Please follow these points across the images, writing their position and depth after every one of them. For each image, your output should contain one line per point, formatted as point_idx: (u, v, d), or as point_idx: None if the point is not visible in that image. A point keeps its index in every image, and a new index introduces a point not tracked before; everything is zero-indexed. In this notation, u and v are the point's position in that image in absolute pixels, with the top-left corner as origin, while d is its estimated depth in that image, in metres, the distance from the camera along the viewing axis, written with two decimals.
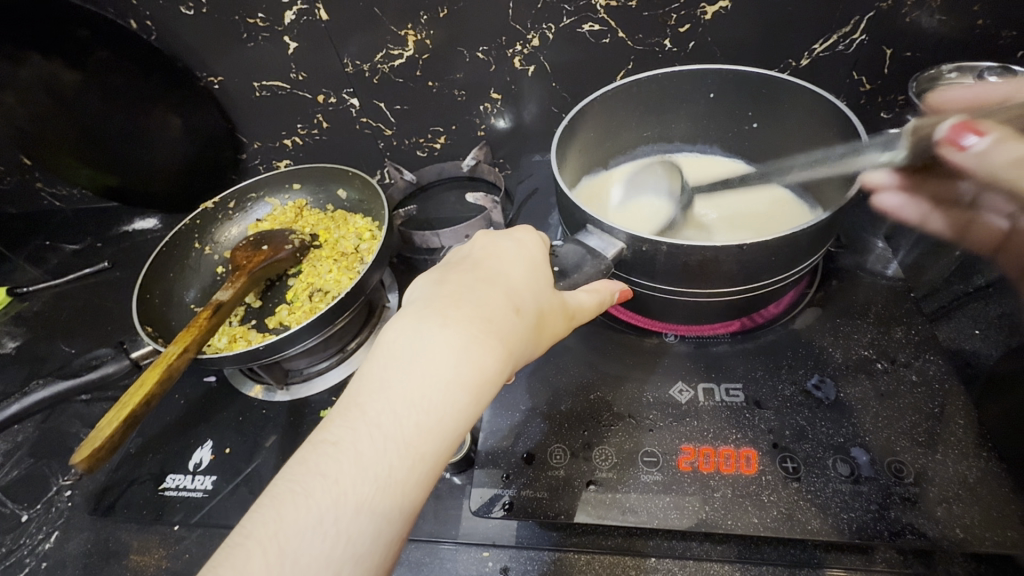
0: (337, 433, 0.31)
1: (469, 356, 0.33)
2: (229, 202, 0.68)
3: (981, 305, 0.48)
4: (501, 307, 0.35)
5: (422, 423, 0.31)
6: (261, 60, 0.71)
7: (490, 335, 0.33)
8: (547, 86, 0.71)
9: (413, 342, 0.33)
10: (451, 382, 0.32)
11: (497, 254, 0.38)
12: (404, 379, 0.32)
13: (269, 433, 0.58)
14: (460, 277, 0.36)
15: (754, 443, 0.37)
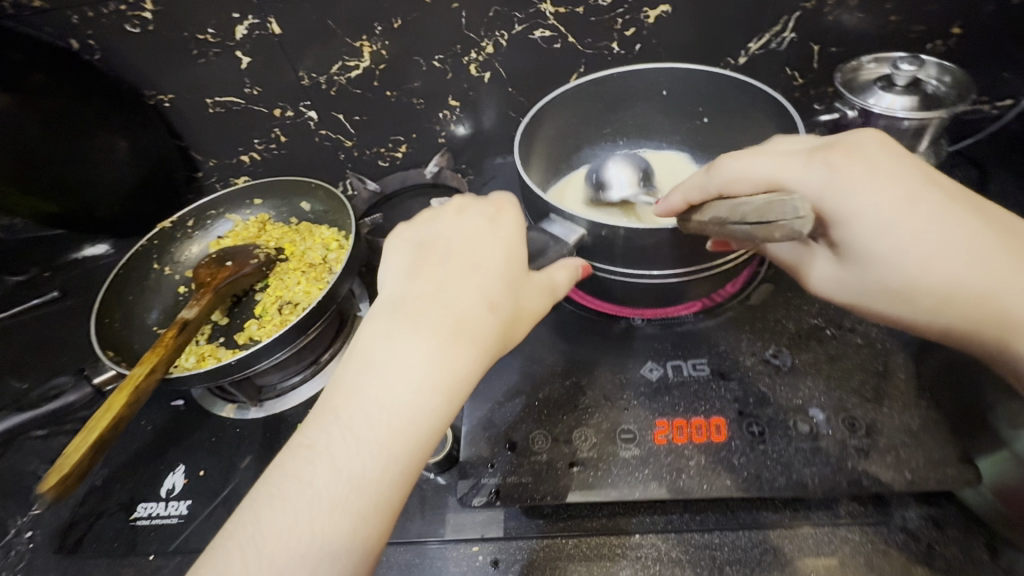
0: (313, 437, 0.32)
1: (441, 359, 0.33)
2: (188, 221, 0.67)
3: None
4: (472, 303, 0.35)
5: (397, 426, 0.32)
6: (213, 76, 0.71)
7: (458, 336, 0.34)
8: (504, 92, 0.73)
9: (386, 344, 0.34)
10: (425, 383, 0.33)
11: (465, 243, 0.39)
12: (377, 386, 0.33)
13: (245, 451, 0.57)
14: (433, 274, 0.37)
15: (722, 412, 0.39)
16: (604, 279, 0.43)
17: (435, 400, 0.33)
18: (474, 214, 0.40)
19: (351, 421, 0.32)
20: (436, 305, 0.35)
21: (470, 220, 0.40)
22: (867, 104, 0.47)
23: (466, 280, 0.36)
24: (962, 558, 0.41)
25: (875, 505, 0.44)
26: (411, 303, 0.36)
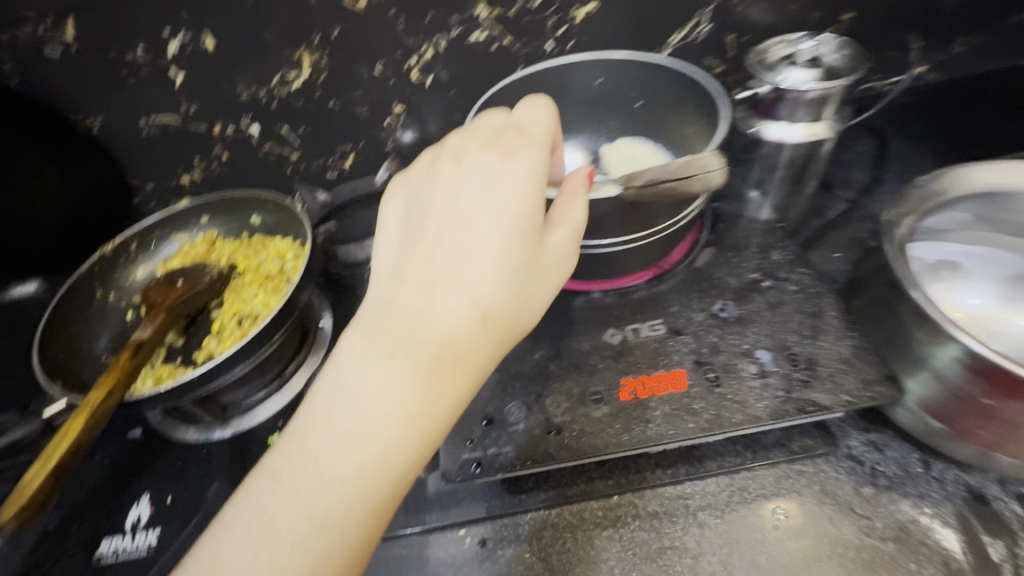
0: (282, 461, 0.33)
1: (416, 390, 0.33)
2: (131, 244, 0.64)
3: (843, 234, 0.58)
4: (453, 327, 0.35)
5: (376, 448, 0.32)
6: (146, 95, 0.69)
7: (441, 353, 0.34)
8: (447, 95, 0.75)
9: (361, 372, 0.34)
10: (398, 415, 0.33)
11: (457, 224, 0.37)
12: (348, 415, 0.33)
13: (214, 470, 0.55)
14: (410, 289, 0.36)
15: (681, 364, 0.42)
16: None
17: (418, 419, 0.33)
18: (476, 169, 0.39)
19: (332, 441, 0.33)
20: (420, 314, 0.35)
21: (467, 189, 0.38)
22: (779, 81, 0.52)
23: (454, 281, 0.35)
24: (901, 473, 0.46)
25: (824, 438, 0.48)
26: (398, 309, 0.36)
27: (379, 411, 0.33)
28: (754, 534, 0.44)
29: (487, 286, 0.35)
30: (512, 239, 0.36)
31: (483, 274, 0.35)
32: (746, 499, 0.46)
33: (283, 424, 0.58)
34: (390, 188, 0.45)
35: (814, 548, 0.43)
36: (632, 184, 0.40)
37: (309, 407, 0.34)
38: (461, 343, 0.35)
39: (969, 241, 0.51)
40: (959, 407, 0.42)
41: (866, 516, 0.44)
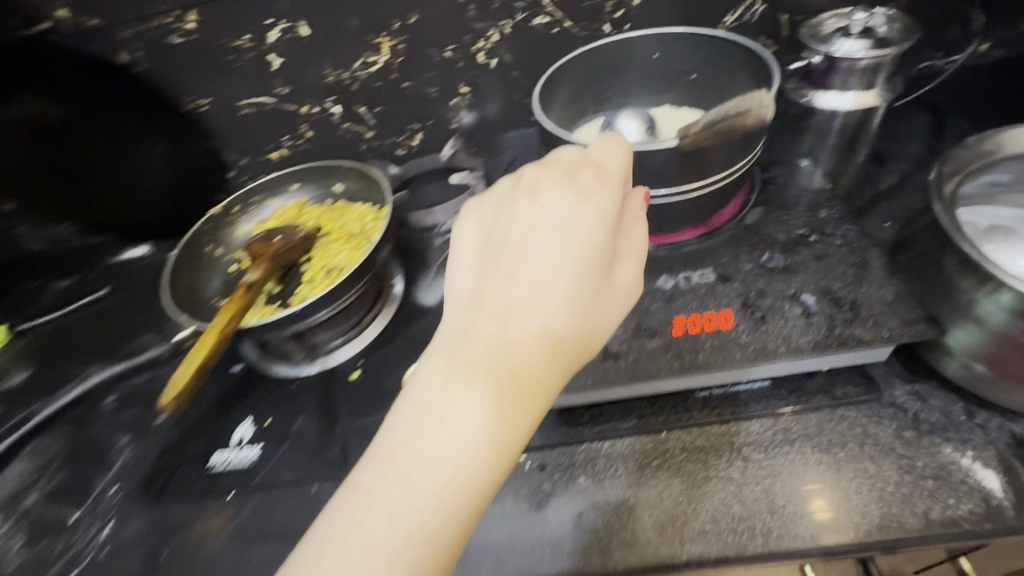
0: (371, 481, 0.33)
1: (499, 411, 0.34)
2: (235, 207, 0.74)
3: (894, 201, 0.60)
4: (533, 349, 0.35)
5: (457, 476, 0.32)
6: (248, 78, 0.79)
7: (522, 374, 0.34)
8: (509, 77, 0.81)
9: (448, 391, 0.34)
10: (484, 436, 0.33)
11: (531, 253, 0.36)
12: (435, 437, 0.33)
13: (305, 400, 0.63)
14: (491, 312, 0.36)
15: (729, 305, 0.46)
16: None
17: (499, 448, 0.33)
18: (546, 201, 0.38)
19: (415, 467, 0.33)
20: (495, 336, 0.35)
21: (542, 217, 0.37)
22: (831, 50, 0.54)
23: (532, 309, 0.35)
24: (943, 419, 0.48)
25: (866, 386, 0.51)
26: (472, 332, 0.35)
27: (458, 441, 0.33)
28: (795, 467, 0.48)
29: (561, 314, 0.35)
30: (588, 267, 0.36)
31: (558, 301, 0.35)
32: (789, 438, 0.50)
33: (362, 364, 0.66)
34: (465, 211, 0.42)
35: (853, 482, 0.46)
36: (689, 132, 0.43)
37: (386, 432, 0.34)
38: (538, 367, 0.35)
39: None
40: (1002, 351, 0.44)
41: (906, 456, 0.47)
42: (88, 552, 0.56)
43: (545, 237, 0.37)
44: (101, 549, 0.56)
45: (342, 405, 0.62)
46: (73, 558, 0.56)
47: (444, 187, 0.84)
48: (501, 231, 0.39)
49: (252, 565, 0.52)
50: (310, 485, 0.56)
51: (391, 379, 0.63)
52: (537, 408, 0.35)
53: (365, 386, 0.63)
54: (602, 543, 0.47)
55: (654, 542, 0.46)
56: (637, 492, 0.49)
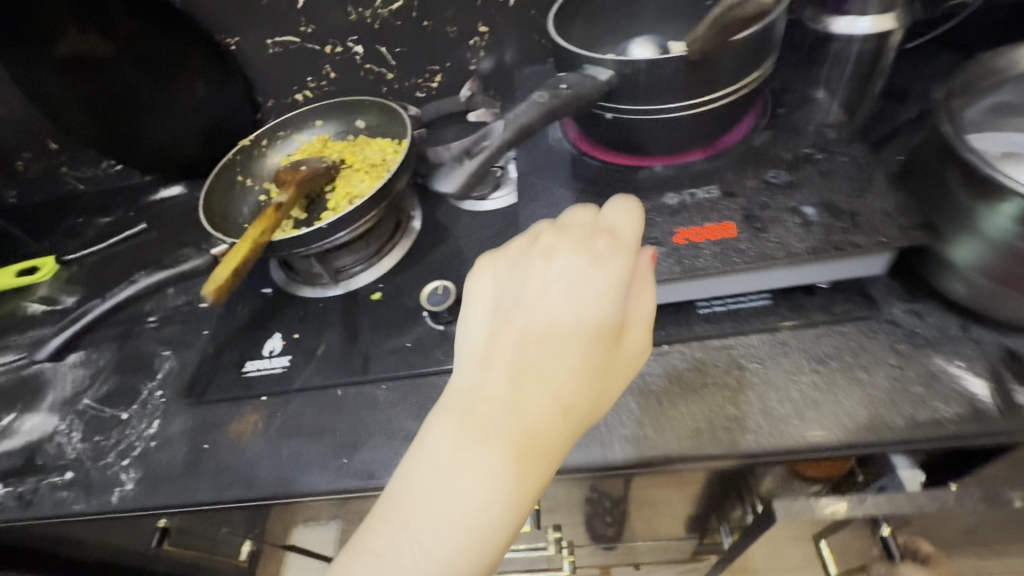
0: (379, 545, 0.35)
1: (509, 476, 0.36)
2: (262, 140, 0.78)
3: (910, 131, 0.60)
4: (543, 415, 0.37)
5: (468, 536, 0.35)
6: (275, 16, 0.81)
7: (533, 438, 0.36)
8: (528, 16, 0.82)
9: (459, 452, 0.36)
10: (494, 500, 0.35)
11: (543, 319, 0.38)
12: (445, 498, 0.35)
13: (330, 317, 0.68)
14: (503, 375, 0.38)
15: (731, 217, 0.48)
16: (628, 123, 0.52)
17: (511, 507, 0.36)
18: (559, 265, 0.40)
19: (427, 524, 0.35)
20: (508, 401, 0.37)
21: (555, 283, 0.39)
22: None
23: (542, 370, 0.37)
24: (939, 334, 0.50)
25: (866, 305, 0.53)
26: (485, 393, 0.38)
27: (469, 501, 0.35)
28: (789, 375, 0.50)
29: (571, 380, 0.37)
30: (600, 335, 0.38)
31: (568, 367, 0.37)
32: (785, 350, 0.52)
33: (383, 286, 0.70)
34: (478, 266, 0.45)
35: (844, 388, 0.49)
36: (697, 37, 0.44)
37: (402, 482, 0.37)
38: (548, 430, 0.37)
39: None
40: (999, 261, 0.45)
41: (899, 366, 0.49)
42: (138, 444, 0.63)
43: (558, 303, 0.39)
44: (150, 441, 0.62)
45: (364, 322, 0.66)
46: (125, 449, 0.63)
47: (461, 128, 0.86)
48: (516, 285, 0.41)
49: (284, 456, 0.57)
50: (336, 389, 0.61)
51: (410, 300, 0.67)
52: (545, 468, 0.37)
53: (385, 306, 0.67)
54: (603, 438, 0.50)
55: (651, 438, 0.49)
56: (638, 397, 0.52)
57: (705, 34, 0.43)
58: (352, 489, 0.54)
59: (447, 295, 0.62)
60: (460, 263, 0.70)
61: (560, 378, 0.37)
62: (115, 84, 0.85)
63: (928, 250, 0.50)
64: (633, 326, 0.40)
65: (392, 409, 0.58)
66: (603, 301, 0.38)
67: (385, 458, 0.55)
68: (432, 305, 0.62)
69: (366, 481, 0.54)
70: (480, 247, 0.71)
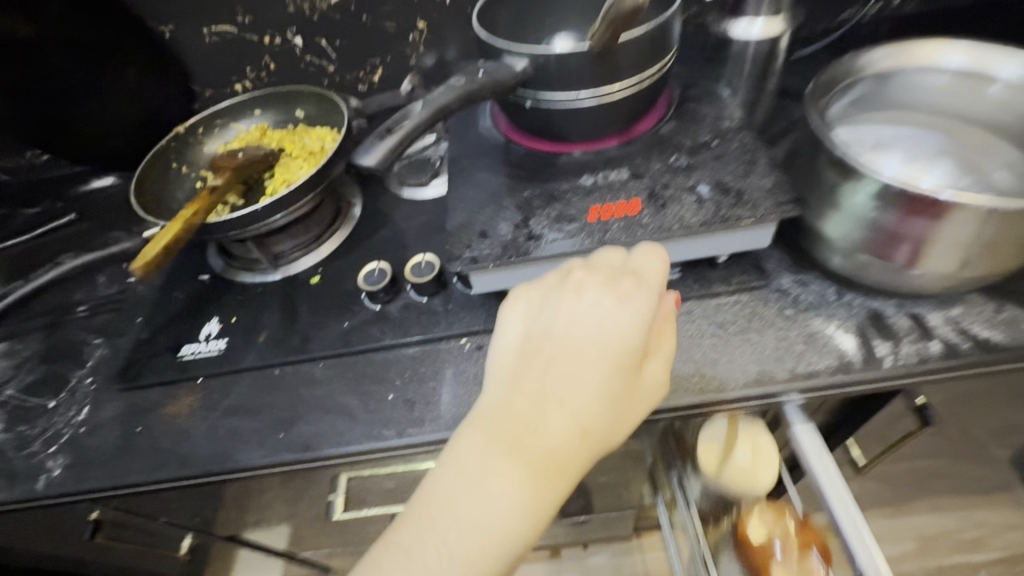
0: (405, 543, 0.36)
1: (531, 492, 0.37)
2: (198, 128, 0.77)
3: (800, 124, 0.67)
4: (566, 438, 0.38)
5: (490, 545, 0.36)
6: (210, 5, 0.81)
7: (555, 458, 0.38)
8: (464, 14, 0.86)
9: (485, 464, 0.37)
10: (516, 513, 0.36)
11: (571, 348, 0.40)
12: (470, 507, 0.36)
13: (268, 301, 0.69)
14: (529, 397, 0.39)
15: (637, 195, 0.53)
16: (546, 111, 0.56)
17: (530, 523, 0.37)
18: (586, 298, 0.42)
19: (451, 530, 0.36)
20: (533, 424, 0.38)
21: (581, 313, 0.41)
22: None
23: (568, 396, 0.39)
24: (819, 299, 0.57)
25: (760, 276, 0.59)
26: (511, 415, 0.39)
27: (494, 511, 0.36)
28: (693, 339, 0.56)
29: (594, 408, 0.39)
30: (622, 366, 0.39)
31: (593, 395, 0.39)
32: (691, 317, 0.58)
33: (322, 271, 0.71)
34: (512, 294, 0.46)
35: (739, 348, 0.55)
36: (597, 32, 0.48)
37: (426, 492, 0.38)
38: (570, 455, 0.38)
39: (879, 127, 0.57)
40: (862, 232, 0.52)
41: (784, 328, 0.56)
42: (66, 431, 0.62)
43: (584, 332, 0.40)
44: (79, 428, 0.62)
45: (302, 304, 0.68)
46: (52, 436, 0.62)
47: None
48: (547, 315, 0.42)
49: (220, 434, 0.58)
50: (274, 369, 0.63)
51: (348, 282, 0.69)
52: (564, 486, 0.38)
53: (324, 289, 0.69)
54: None
55: None
56: None
57: (602, 29, 0.47)
58: (289, 461, 0.55)
59: (384, 275, 0.65)
60: (399, 247, 0.72)
61: (584, 404, 0.39)
62: (41, 67, 0.82)
63: (809, 225, 0.57)
64: (651, 359, 0.42)
65: (329, 384, 0.60)
66: (627, 334, 0.40)
67: (321, 430, 0.57)
68: (369, 286, 0.64)
69: (302, 452, 0.56)
70: (418, 232, 0.74)
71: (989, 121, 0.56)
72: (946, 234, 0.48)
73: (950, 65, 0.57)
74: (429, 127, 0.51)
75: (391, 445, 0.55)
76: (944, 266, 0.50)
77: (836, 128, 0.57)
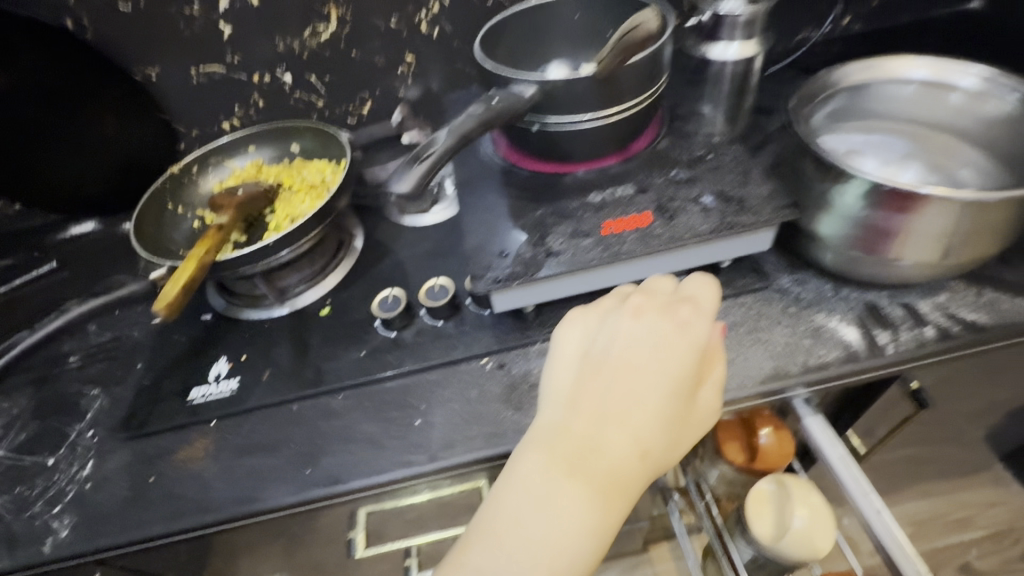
0: (476, 560, 0.39)
1: (594, 510, 0.40)
2: (193, 167, 0.77)
3: (779, 136, 0.72)
4: (626, 459, 0.42)
5: (557, 560, 0.39)
6: (198, 46, 0.82)
7: (616, 478, 0.41)
8: (450, 47, 0.89)
9: (549, 483, 0.41)
10: (580, 529, 0.40)
11: (631, 374, 0.44)
12: (536, 525, 0.40)
13: (278, 336, 0.68)
14: (589, 420, 0.43)
15: (646, 209, 0.56)
16: (551, 134, 0.59)
17: (594, 540, 0.40)
18: (641, 326, 0.46)
19: (520, 546, 0.39)
20: (595, 446, 0.42)
21: (637, 340, 0.45)
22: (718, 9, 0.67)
23: (627, 420, 0.43)
24: (818, 297, 0.60)
25: (760, 279, 0.63)
26: (576, 434, 0.43)
27: (559, 529, 0.40)
28: None
29: (652, 430, 0.42)
30: (676, 391, 0.44)
31: (652, 419, 0.43)
32: None
33: (330, 303, 0.71)
34: (567, 317, 0.51)
35: (751, 347, 0.57)
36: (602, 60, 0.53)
37: (493, 510, 0.41)
38: (631, 473, 0.42)
39: (854, 135, 0.63)
40: (852, 229, 0.56)
41: (790, 325, 0.59)
42: (70, 488, 0.58)
43: (640, 358, 0.44)
44: (84, 484, 0.58)
45: (314, 337, 0.67)
46: (54, 495, 0.58)
47: (395, 152, 0.90)
48: (604, 343, 0.47)
49: (241, 475, 0.57)
50: (291, 404, 0.61)
51: (359, 312, 0.69)
52: (623, 504, 0.42)
53: (335, 320, 0.69)
54: None
55: None
56: None
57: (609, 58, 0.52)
58: (318, 497, 0.54)
59: (398, 302, 0.65)
60: (406, 274, 0.73)
61: (641, 427, 0.42)
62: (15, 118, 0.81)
63: (802, 227, 0.61)
64: (702, 388, 0.46)
65: (351, 416, 0.59)
66: (681, 361, 0.44)
67: (349, 461, 0.56)
68: (384, 313, 0.64)
69: (331, 487, 0.54)
70: (423, 258, 0.74)
71: (956, 126, 0.61)
72: (924, 225, 0.52)
73: (916, 78, 0.62)
74: (456, 154, 0.53)
75: (423, 470, 0.55)
76: (923, 258, 0.55)
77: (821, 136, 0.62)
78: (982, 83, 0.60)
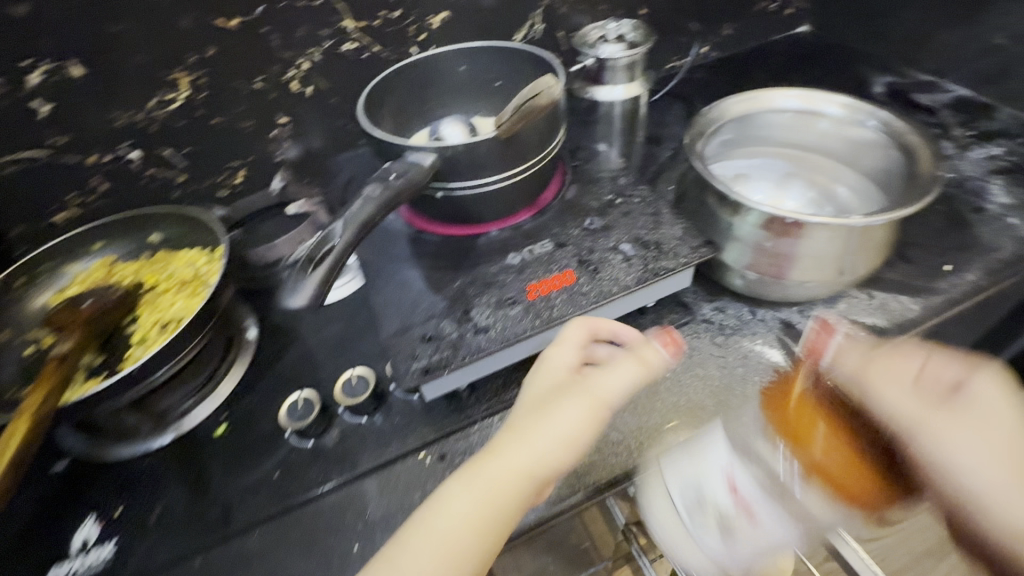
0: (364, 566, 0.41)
1: (470, 497, 0.41)
2: (17, 278, 0.62)
3: (672, 166, 0.75)
4: (503, 449, 0.42)
5: (427, 548, 0.39)
6: (5, 130, 0.66)
7: (491, 465, 0.42)
8: (328, 104, 0.81)
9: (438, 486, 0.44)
10: (455, 517, 0.40)
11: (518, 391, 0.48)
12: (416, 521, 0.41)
13: (165, 472, 0.56)
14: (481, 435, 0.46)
15: (569, 265, 0.54)
16: (458, 198, 0.55)
17: (469, 529, 0.39)
18: (554, 354, 0.47)
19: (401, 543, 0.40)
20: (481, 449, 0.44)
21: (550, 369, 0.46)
22: (599, 53, 0.68)
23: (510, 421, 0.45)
24: (739, 322, 0.62)
25: (684, 311, 0.63)
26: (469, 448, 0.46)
27: (433, 520, 0.40)
28: (649, 388, 0.57)
29: (527, 419, 0.43)
30: (550, 384, 0.45)
31: (528, 412, 0.44)
32: None
33: (226, 416, 0.60)
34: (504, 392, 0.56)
35: (691, 386, 0.57)
36: (504, 121, 0.51)
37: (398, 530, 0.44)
38: (505, 463, 0.41)
39: (738, 161, 0.69)
40: (754, 257, 0.59)
41: (721, 356, 0.59)
42: None
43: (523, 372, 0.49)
44: None
45: (212, 465, 0.56)
46: None
47: (279, 222, 0.79)
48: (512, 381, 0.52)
49: None
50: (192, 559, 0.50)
51: (266, 422, 0.59)
52: (506, 494, 0.41)
53: (235, 438, 0.58)
54: None
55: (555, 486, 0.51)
56: None
57: (511, 118, 0.51)
58: None
59: (311, 406, 0.56)
60: (316, 365, 0.64)
61: (517, 420, 0.44)
62: None
63: (713, 257, 0.62)
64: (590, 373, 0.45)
65: (273, 557, 0.49)
66: (550, 364, 0.47)
67: None
68: (296, 422, 0.55)
69: None
70: (335, 344, 0.66)
71: (823, 147, 0.67)
72: (811, 247, 0.55)
73: (790, 106, 0.66)
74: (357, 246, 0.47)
75: None
76: (821, 277, 0.58)
77: (713, 164, 0.67)
78: (845, 111, 0.64)
